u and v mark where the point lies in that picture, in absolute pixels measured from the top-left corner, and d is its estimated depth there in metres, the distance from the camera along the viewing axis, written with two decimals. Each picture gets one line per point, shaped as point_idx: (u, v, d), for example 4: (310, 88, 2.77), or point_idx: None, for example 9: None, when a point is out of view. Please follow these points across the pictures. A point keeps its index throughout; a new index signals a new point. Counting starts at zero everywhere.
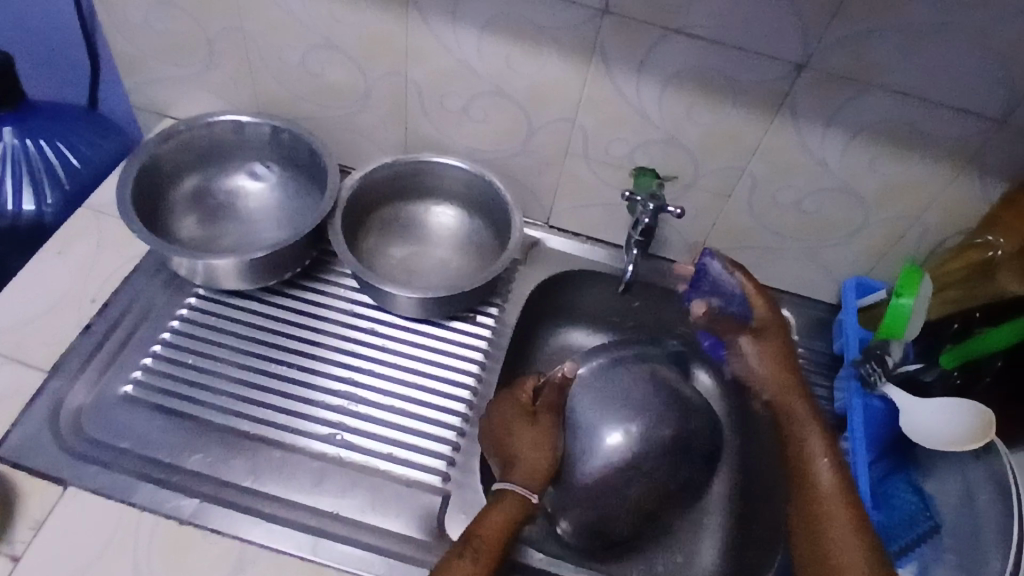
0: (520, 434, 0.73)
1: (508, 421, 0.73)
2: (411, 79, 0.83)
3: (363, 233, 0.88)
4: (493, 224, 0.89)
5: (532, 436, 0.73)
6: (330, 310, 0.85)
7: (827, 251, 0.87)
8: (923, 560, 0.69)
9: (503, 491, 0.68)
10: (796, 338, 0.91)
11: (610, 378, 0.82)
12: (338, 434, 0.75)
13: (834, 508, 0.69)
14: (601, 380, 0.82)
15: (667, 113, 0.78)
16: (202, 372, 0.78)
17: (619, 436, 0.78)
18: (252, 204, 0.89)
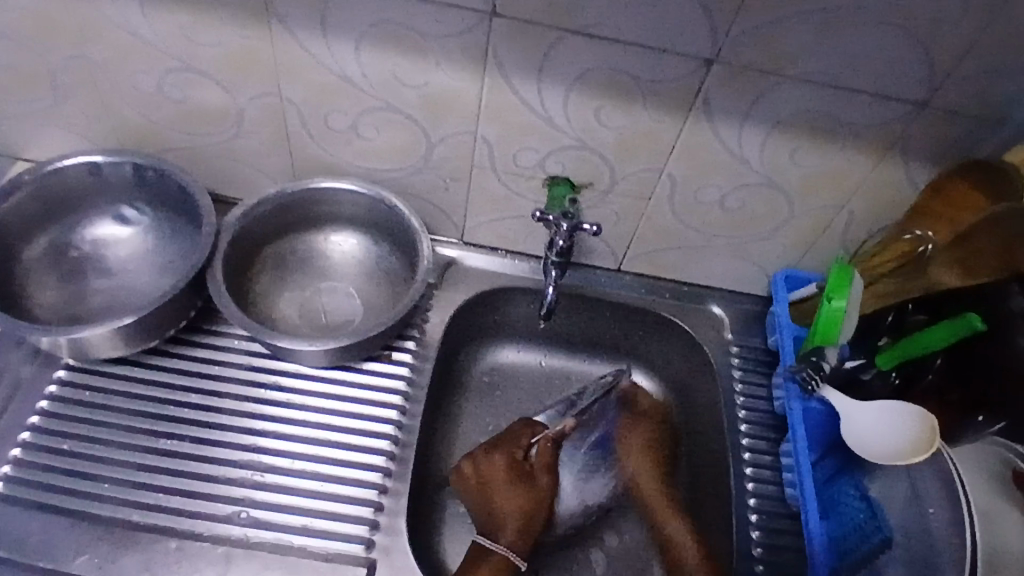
0: (509, 495, 0.74)
1: (497, 480, 0.75)
2: (288, 97, 0.74)
3: (254, 275, 0.79)
4: (401, 249, 0.82)
5: (522, 498, 0.74)
6: (223, 365, 0.75)
7: (755, 246, 0.82)
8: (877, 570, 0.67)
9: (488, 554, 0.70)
10: (729, 337, 0.87)
11: (516, 371, 0.90)
12: (242, 512, 0.67)
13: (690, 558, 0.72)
14: (512, 373, 0.90)
15: (574, 118, 0.72)
16: (81, 458, 0.69)
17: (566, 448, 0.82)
18: (123, 255, 0.80)
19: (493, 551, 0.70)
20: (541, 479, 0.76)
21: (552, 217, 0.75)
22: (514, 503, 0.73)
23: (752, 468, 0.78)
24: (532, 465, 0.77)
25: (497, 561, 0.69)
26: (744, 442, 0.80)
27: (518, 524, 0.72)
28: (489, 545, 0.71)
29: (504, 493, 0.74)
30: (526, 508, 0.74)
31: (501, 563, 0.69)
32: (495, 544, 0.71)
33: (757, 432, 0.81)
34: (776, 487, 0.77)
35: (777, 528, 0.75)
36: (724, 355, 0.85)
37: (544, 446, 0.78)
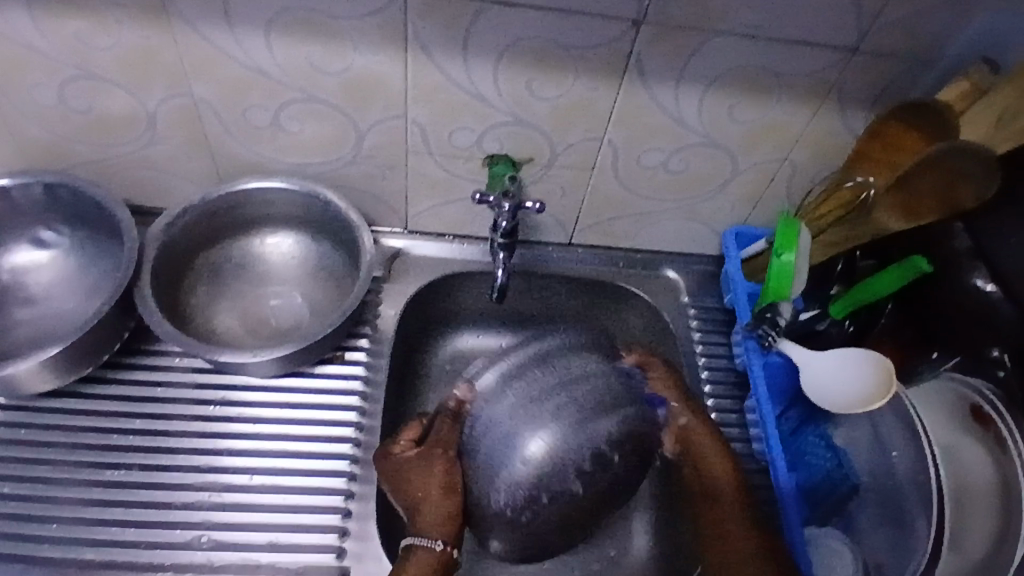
0: (416, 482, 0.66)
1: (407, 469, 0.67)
2: (200, 97, 0.70)
3: (188, 289, 0.75)
4: (342, 245, 0.79)
5: (428, 482, 0.66)
6: (165, 387, 0.72)
7: (703, 206, 0.82)
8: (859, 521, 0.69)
9: (411, 548, 0.63)
10: (686, 300, 0.86)
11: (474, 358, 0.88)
12: (204, 536, 0.64)
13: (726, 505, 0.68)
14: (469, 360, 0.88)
15: (505, 92, 0.69)
16: (27, 499, 0.65)
17: (539, 444, 0.64)
18: (45, 281, 0.75)
19: (415, 548, 0.63)
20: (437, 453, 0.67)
21: (493, 198, 0.73)
22: (433, 484, 0.66)
23: (719, 428, 0.78)
24: (428, 446, 0.68)
25: (423, 558, 0.62)
26: (709, 403, 0.79)
27: (438, 508, 0.65)
28: (426, 543, 0.63)
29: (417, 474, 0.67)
30: (436, 489, 0.66)
31: (427, 561, 0.62)
32: (418, 538, 0.64)
33: (722, 392, 0.80)
34: (746, 444, 0.77)
35: (750, 485, 0.75)
36: (682, 319, 0.85)
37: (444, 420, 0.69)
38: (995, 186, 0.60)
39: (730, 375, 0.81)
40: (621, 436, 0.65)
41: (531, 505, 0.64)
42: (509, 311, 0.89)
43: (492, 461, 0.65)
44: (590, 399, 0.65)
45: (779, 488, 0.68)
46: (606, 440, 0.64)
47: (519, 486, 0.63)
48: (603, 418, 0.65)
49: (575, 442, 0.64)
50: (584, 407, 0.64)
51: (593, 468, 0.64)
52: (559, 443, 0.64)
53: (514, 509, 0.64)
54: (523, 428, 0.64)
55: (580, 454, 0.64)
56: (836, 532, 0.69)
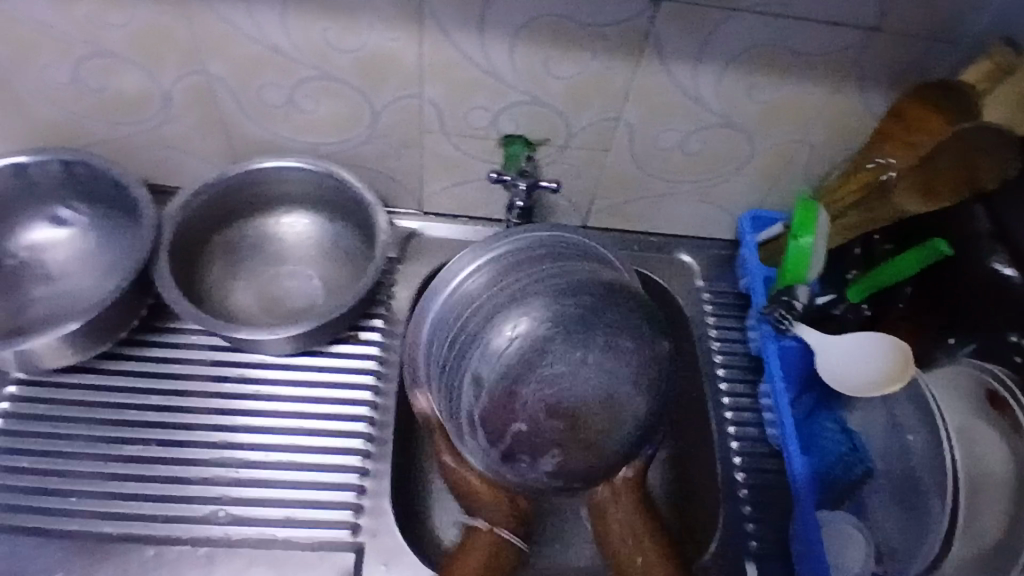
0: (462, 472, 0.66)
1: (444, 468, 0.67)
2: (216, 75, 0.70)
3: (204, 267, 0.76)
4: (357, 224, 0.79)
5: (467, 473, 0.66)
6: (182, 363, 0.72)
7: (718, 187, 0.81)
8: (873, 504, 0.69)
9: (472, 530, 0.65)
10: (699, 283, 0.86)
11: None
12: (220, 511, 0.65)
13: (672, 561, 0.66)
14: None
15: (520, 71, 0.69)
16: (44, 474, 0.65)
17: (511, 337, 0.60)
18: (62, 258, 0.76)
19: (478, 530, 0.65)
20: (454, 458, 0.67)
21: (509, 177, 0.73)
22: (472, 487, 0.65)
23: (732, 411, 0.78)
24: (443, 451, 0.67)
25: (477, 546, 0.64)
26: (723, 386, 0.79)
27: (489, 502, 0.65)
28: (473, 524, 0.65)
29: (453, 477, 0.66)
30: (473, 492, 0.65)
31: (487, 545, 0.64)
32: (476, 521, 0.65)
33: (735, 375, 0.80)
34: (759, 428, 0.77)
35: (762, 468, 0.75)
36: (696, 302, 0.85)
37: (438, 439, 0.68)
38: (1017, 165, 0.62)
39: (744, 359, 0.81)
40: (608, 330, 0.60)
41: (504, 421, 0.60)
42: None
43: (470, 358, 0.62)
44: (582, 297, 0.62)
45: (794, 473, 0.68)
46: (585, 323, 0.60)
47: (494, 378, 0.60)
48: (594, 311, 0.61)
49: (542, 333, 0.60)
50: (572, 301, 0.61)
51: (569, 365, 0.59)
52: (543, 326, 0.61)
53: (490, 411, 0.60)
54: (509, 313, 0.62)
55: (560, 345, 0.59)
56: (849, 514, 0.69)
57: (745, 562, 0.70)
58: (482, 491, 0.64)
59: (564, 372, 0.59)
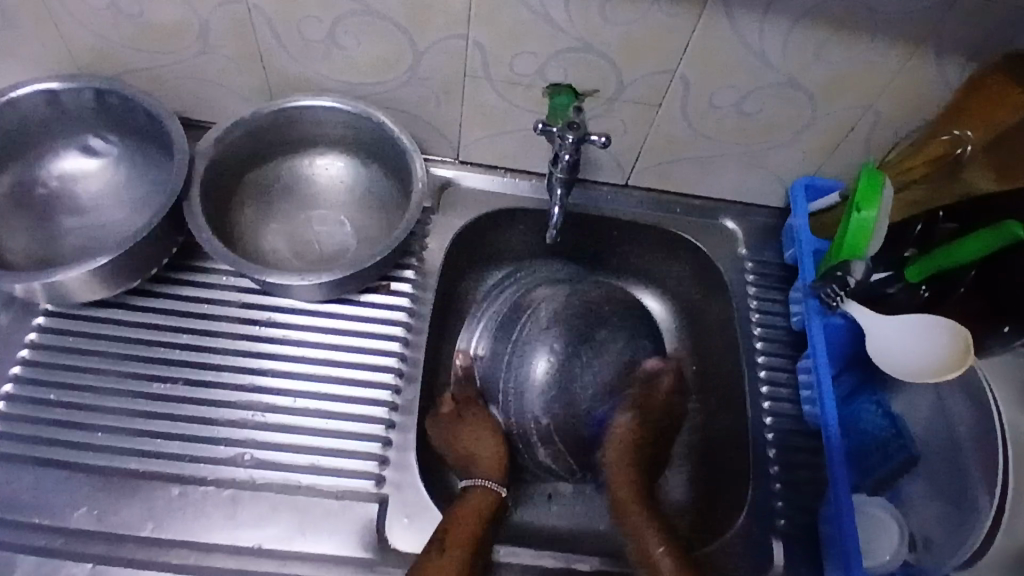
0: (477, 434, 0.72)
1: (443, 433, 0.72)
2: (255, 5, 0.66)
3: (236, 206, 0.74)
4: (393, 171, 0.77)
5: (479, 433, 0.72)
6: (211, 304, 0.71)
7: (772, 152, 0.77)
8: (910, 492, 0.66)
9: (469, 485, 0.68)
10: (743, 252, 0.83)
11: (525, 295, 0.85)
12: (246, 454, 0.64)
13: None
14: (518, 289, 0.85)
15: (575, 15, 0.65)
16: (71, 407, 0.65)
17: (544, 364, 0.77)
18: (93, 190, 0.75)
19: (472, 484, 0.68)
20: (476, 419, 0.74)
21: (557, 129, 0.68)
22: (482, 446, 0.71)
23: (769, 387, 0.75)
24: (467, 413, 0.74)
25: (484, 493, 0.68)
26: (760, 360, 0.77)
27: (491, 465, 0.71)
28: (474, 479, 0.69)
29: (468, 438, 0.72)
30: (478, 452, 0.71)
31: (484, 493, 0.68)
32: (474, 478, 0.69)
33: (774, 349, 0.77)
34: (795, 404, 0.75)
35: (796, 446, 0.72)
36: (738, 272, 0.82)
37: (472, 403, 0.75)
38: None
39: (784, 334, 0.78)
40: (610, 340, 0.79)
41: (574, 440, 0.76)
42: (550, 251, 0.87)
43: (516, 397, 0.77)
44: (585, 313, 0.80)
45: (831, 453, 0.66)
46: (591, 339, 0.78)
47: (552, 412, 0.76)
48: (591, 330, 0.78)
49: (572, 357, 0.77)
50: (578, 327, 0.79)
51: (593, 374, 0.77)
52: (557, 361, 0.77)
53: (558, 424, 0.76)
54: (527, 358, 0.78)
55: (580, 364, 0.77)
56: (884, 500, 0.67)
57: (772, 541, 0.68)
58: (490, 448, 0.71)
59: (600, 386, 0.77)
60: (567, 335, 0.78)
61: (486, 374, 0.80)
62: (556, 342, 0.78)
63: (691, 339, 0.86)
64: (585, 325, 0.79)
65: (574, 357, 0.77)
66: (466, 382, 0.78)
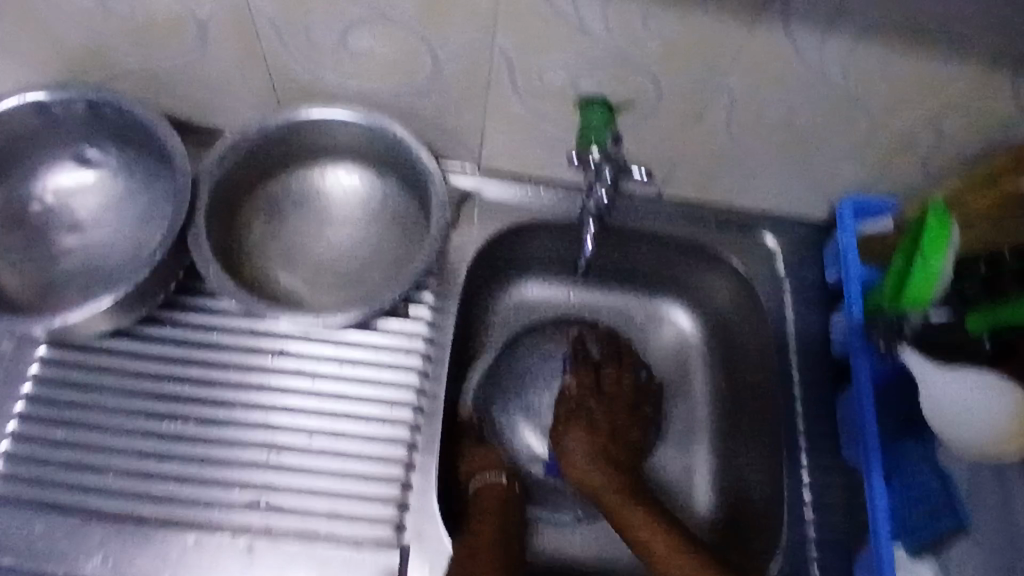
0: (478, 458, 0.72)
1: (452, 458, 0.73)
2: (257, 9, 0.59)
3: (243, 225, 0.69)
4: (410, 184, 0.71)
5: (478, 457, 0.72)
6: (220, 333, 0.67)
7: (821, 167, 0.71)
8: None
9: (480, 503, 0.69)
10: (781, 270, 0.78)
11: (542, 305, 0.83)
12: (262, 499, 0.62)
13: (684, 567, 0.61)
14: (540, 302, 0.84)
15: (614, 27, 0.58)
16: (79, 447, 0.62)
17: (531, 437, 0.77)
18: (91, 205, 0.69)
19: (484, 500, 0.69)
20: (472, 449, 0.73)
21: (593, 163, 0.63)
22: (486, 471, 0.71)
23: (804, 420, 0.72)
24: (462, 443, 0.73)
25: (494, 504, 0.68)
26: (797, 391, 0.73)
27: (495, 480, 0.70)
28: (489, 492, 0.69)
29: (471, 459, 0.72)
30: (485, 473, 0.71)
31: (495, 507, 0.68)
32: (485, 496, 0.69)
33: (811, 379, 0.73)
34: (833, 442, 0.71)
35: (831, 485, 0.69)
36: (777, 292, 0.77)
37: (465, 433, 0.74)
38: None
39: (823, 363, 0.74)
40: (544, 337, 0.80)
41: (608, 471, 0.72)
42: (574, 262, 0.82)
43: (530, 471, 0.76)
44: (530, 336, 0.80)
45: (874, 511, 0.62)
46: (536, 348, 0.79)
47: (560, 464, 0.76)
48: (530, 341, 0.80)
49: (533, 399, 0.78)
50: (520, 360, 0.79)
51: (549, 388, 0.78)
52: (531, 423, 0.77)
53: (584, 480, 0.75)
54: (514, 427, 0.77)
55: (538, 384, 0.78)
56: None
57: None
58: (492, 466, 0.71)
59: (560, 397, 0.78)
60: (511, 376, 0.78)
61: (486, 434, 0.76)
62: (513, 398, 0.78)
63: (721, 358, 0.82)
64: (523, 347, 0.79)
65: (534, 401, 0.78)
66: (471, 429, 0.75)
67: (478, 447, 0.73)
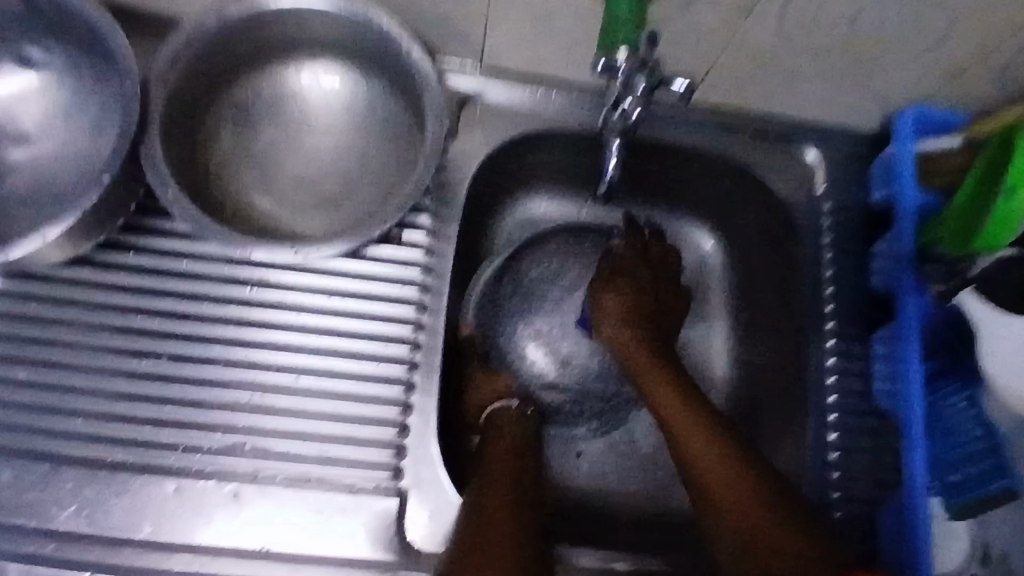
0: (483, 385, 0.68)
1: (458, 384, 0.69)
2: None
3: (209, 136, 0.60)
4: (401, 88, 0.61)
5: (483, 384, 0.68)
6: (191, 260, 0.60)
7: (880, 71, 0.61)
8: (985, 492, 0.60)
9: (490, 430, 0.65)
10: (821, 189, 0.69)
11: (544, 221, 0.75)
12: (246, 444, 0.57)
13: (718, 484, 0.57)
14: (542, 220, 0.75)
15: None
16: (42, 389, 0.56)
17: (539, 354, 0.68)
18: (35, 114, 0.60)
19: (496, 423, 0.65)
20: (481, 375, 0.68)
21: (625, 72, 0.52)
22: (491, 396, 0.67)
23: (835, 357, 0.66)
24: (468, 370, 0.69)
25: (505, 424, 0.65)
26: (829, 325, 0.66)
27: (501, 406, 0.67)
28: (498, 414, 0.66)
29: (476, 388, 0.68)
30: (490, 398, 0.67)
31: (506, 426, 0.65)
32: (494, 418, 0.66)
33: (845, 312, 0.67)
34: (865, 381, 0.65)
35: (861, 427, 0.65)
36: (814, 215, 0.69)
37: (469, 359, 0.69)
38: None
39: (859, 295, 0.67)
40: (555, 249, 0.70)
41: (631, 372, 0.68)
42: (586, 176, 0.73)
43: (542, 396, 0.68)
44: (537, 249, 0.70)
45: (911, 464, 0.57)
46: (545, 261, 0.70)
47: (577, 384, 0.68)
48: (535, 250, 0.70)
49: (540, 314, 0.69)
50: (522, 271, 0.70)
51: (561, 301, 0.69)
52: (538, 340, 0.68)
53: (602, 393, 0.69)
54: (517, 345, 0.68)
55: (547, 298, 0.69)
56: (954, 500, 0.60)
57: None
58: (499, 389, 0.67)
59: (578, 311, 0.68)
60: (514, 290, 0.69)
61: (489, 351, 0.69)
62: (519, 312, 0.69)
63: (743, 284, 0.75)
64: (526, 259, 0.70)
65: (542, 313, 0.69)
66: (473, 348, 0.69)
67: (484, 374, 0.68)
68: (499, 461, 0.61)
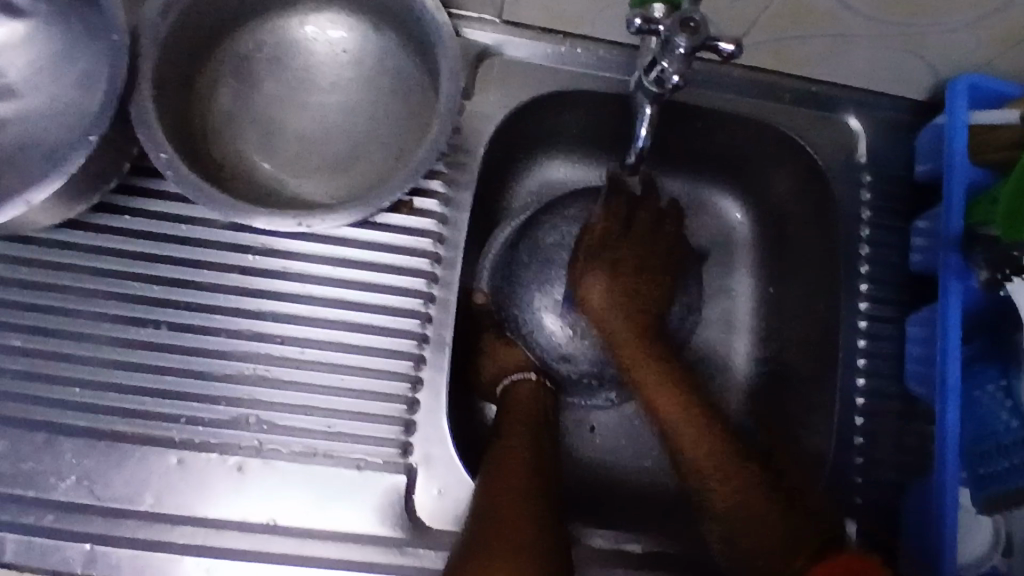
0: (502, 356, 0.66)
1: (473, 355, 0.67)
2: None
3: (210, 91, 0.57)
4: (413, 42, 0.57)
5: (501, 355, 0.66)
6: (191, 224, 0.57)
7: (935, 34, 0.56)
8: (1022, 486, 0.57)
9: (507, 403, 0.63)
10: (862, 159, 0.64)
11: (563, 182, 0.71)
12: (250, 416, 0.55)
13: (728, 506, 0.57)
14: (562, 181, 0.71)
15: None
16: (40, 356, 0.55)
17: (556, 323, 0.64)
18: (19, 63, 0.56)
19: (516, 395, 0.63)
20: (497, 345, 0.66)
21: (663, 30, 0.47)
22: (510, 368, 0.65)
23: (867, 339, 0.62)
24: (483, 342, 0.67)
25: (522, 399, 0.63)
26: (862, 306, 0.63)
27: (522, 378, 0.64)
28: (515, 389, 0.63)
29: (493, 359, 0.66)
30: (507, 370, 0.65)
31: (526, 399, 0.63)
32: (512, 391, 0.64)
33: (881, 293, 0.63)
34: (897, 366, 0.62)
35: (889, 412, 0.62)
36: (853, 186, 0.64)
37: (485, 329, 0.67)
38: None
39: (897, 275, 0.63)
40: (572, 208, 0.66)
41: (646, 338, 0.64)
42: (608, 139, 0.69)
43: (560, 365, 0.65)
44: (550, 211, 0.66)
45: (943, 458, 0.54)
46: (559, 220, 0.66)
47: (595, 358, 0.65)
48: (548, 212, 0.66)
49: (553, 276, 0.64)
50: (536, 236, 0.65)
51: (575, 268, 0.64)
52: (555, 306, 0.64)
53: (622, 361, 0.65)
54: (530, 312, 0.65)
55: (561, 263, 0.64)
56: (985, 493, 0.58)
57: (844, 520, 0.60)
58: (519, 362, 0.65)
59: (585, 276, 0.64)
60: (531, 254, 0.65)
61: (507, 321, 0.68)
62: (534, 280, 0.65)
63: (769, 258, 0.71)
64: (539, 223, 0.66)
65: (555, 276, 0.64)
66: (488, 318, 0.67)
67: (502, 346, 0.66)
68: (512, 445, 0.58)
